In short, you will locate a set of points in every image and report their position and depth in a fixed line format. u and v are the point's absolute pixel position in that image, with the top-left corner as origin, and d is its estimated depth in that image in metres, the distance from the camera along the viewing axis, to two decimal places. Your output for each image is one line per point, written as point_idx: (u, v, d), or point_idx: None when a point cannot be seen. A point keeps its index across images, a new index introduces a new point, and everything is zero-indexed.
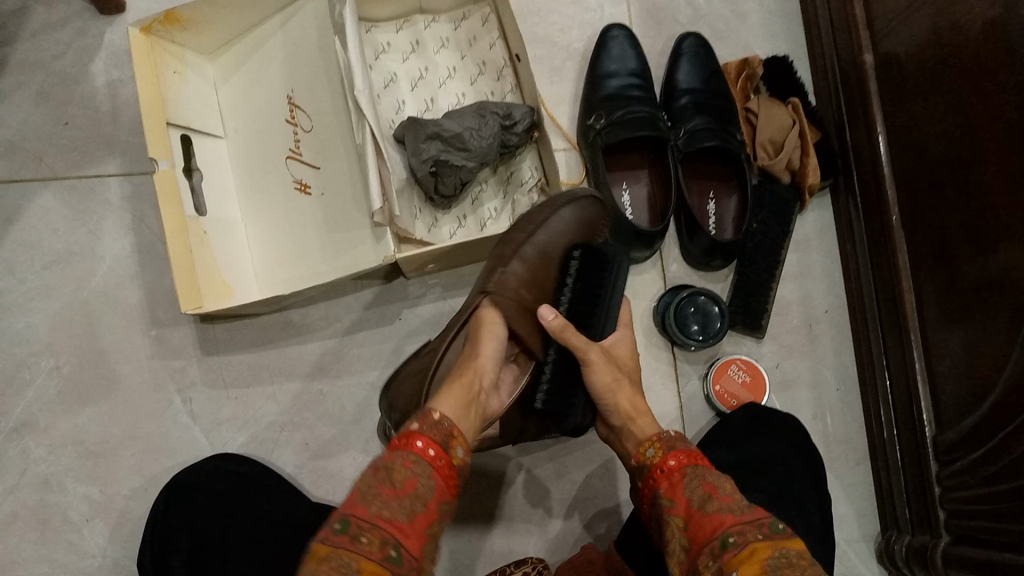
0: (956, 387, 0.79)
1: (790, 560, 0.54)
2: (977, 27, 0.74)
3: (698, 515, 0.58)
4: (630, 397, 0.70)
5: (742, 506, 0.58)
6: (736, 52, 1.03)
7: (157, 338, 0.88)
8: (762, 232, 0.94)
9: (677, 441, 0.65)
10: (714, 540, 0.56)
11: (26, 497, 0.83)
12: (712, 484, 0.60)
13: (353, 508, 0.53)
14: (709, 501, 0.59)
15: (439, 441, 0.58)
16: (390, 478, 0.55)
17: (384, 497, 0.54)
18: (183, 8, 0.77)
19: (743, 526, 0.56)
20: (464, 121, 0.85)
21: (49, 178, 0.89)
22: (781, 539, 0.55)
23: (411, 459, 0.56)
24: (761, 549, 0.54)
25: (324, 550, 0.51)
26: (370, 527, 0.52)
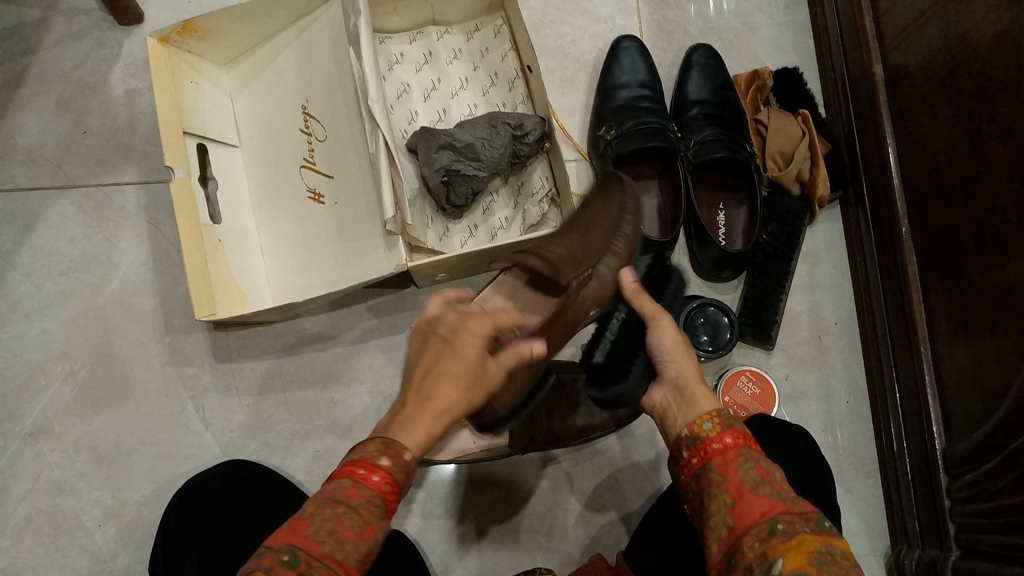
0: (968, 399, 0.80)
1: (836, 560, 0.49)
2: (987, 41, 0.74)
3: (748, 498, 0.53)
4: (694, 366, 0.64)
5: (794, 497, 0.54)
6: (746, 64, 1.03)
7: (170, 345, 0.88)
8: (771, 244, 0.95)
9: (736, 421, 0.59)
10: (763, 525, 0.51)
11: (39, 501, 0.84)
12: (764, 468, 0.55)
13: (304, 541, 0.45)
14: (761, 485, 0.54)
15: (398, 483, 0.50)
16: (348, 515, 0.47)
17: (338, 536, 0.46)
18: (200, 19, 0.78)
19: (794, 515, 0.52)
20: (476, 131, 0.86)
21: (66, 187, 0.90)
22: (830, 536, 0.51)
23: (373, 502, 0.49)
24: (809, 540, 0.50)
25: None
26: (320, 566, 0.45)
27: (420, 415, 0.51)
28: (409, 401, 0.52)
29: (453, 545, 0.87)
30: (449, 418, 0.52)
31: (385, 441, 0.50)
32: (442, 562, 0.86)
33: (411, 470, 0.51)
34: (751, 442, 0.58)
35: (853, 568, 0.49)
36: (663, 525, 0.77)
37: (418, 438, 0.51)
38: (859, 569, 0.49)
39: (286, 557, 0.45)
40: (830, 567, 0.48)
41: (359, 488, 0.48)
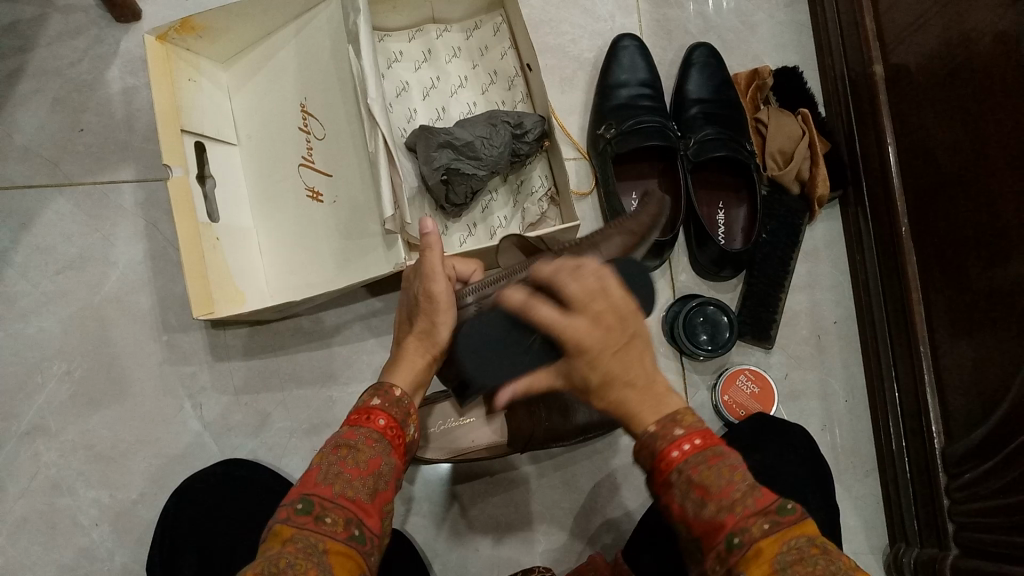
0: (967, 399, 0.79)
1: (802, 551, 0.45)
2: (987, 40, 0.74)
3: (698, 525, 0.48)
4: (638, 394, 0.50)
5: (743, 494, 0.47)
6: (746, 63, 1.03)
7: (168, 343, 0.88)
8: (771, 243, 0.95)
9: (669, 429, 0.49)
10: (720, 550, 0.46)
11: (36, 500, 0.84)
12: (702, 482, 0.48)
13: (315, 486, 0.49)
14: (704, 505, 0.47)
15: (397, 419, 0.56)
16: (351, 457, 0.52)
17: (345, 476, 0.51)
18: (198, 16, 0.78)
19: (747, 521, 0.46)
20: (475, 130, 0.86)
21: (63, 185, 0.89)
22: (789, 527, 0.46)
23: (373, 438, 0.54)
24: (767, 546, 0.45)
25: (288, 532, 0.47)
26: (334, 506, 0.49)
27: (414, 353, 0.60)
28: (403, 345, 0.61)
29: (452, 544, 0.86)
30: (433, 350, 0.60)
31: (375, 386, 0.58)
32: (440, 561, 0.86)
33: (407, 410, 0.58)
34: (684, 446, 0.49)
35: (822, 555, 0.45)
36: (662, 525, 0.76)
37: (405, 377, 0.59)
38: (828, 554, 0.45)
39: (301, 505, 0.49)
40: (794, 569, 0.44)
41: (356, 431, 0.53)
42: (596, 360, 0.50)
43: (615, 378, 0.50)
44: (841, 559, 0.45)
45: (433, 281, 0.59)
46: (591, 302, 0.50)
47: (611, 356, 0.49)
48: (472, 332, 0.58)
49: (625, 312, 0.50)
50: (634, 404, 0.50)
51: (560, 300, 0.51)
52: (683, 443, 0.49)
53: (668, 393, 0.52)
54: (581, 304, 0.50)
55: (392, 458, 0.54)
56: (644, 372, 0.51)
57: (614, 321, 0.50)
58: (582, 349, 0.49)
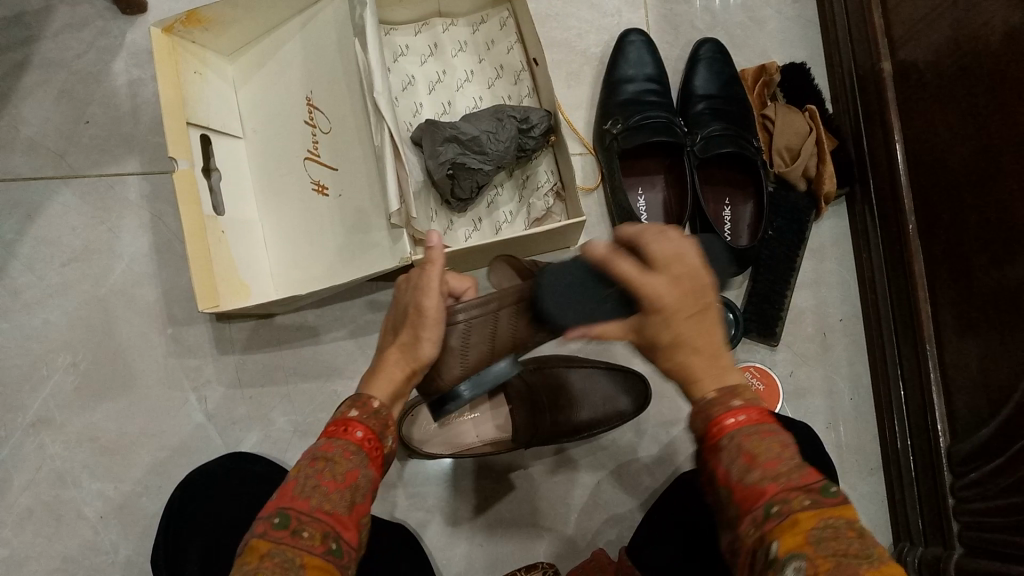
0: (973, 398, 0.79)
1: (839, 531, 0.42)
2: (997, 38, 0.74)
3: (739, 491, 0.46)
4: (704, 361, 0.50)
5: (790, 469, 0.46)
6: (753, 58, 1.03)
7: (173, 336, 0.88)
8: (777, 240, 0.95)
9: (728, 397, 0.49)
10: (757, 516, 0.45)
11: (41, 492, 0.84)
12: (751, 449, 0.47)
13: (292, 499, 0.48)
14: (748, 472, 0.46)
15: (376, 432, 0.54)
16: (329, 469, 0.50)
17: (323, 489, 0.49)
18: (204, 9, 0.77)
19: (787, 492, 0.45)
20: (481, 124, 0.85)
21: (69, 177, 0.89)
22: (831, 505, 0.43)
23: (350, 450, 0.52)
24: (803, 516, 0.43)
25: (264, 548, 0.46)
26: (311, 520, 0.48)
27: (395, 364, 0.55)
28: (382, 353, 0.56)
29: (455, 538, 0.87)
30: (416, 365, 0.55)
31: (354, 398, 0.55)
32: (443, 555, 0.86)
33: (385, 420, 0.55)
34: (740, 415, 0.49)
35: (859, 538, 0.42)
36: (666, 522, 0.76)
37: (385, 387, 0.55)
38: (864, 538, 0.42)
39: (277, 519, 0.48)
40: (827, 544, 0.41)
41: (334, 442, 0.52)
42: (673, 320, 0.49)
43: (684, 341, 0.50)
44: (880, 551, 0.42)
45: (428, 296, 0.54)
46: (670, 263, 0.49)
47: (684, 322, 0.49)
48: (554, 283, 0.55)
49: (702, 281, 0.49)
50: (699, 371, 0.50)
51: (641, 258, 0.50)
52: (739, 412, 0.49)
53: (731, 366, 0.51)
54: (660, 263, 0.49)
55: (370, 470, 0.52)
56: (711, 341, 0.50)
57: (689, 288, 0.49)
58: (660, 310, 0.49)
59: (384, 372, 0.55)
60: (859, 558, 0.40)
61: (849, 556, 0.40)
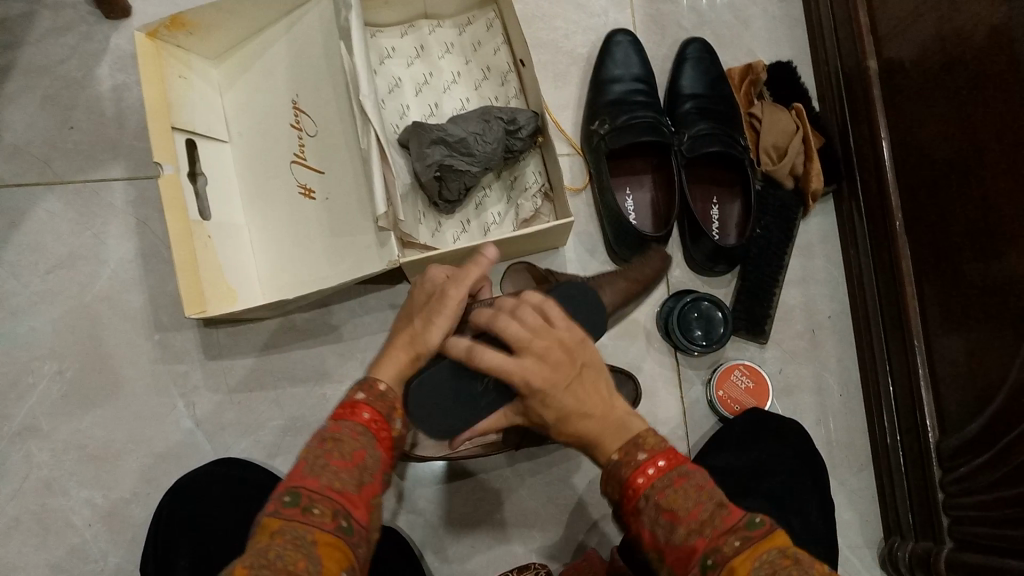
0: (961, 393, 0.79)
1: (775, 564, 0.43)
2: (981, 34, 0.74)
3: (671, 552, 0.46)
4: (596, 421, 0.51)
5: (710, 515, 0.46)
6: (740, 57, 1.03)
7: (161, 342, 0.88)
8: (765, 238, 0.95)
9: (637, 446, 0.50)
10: (694, 573, 0.45)
11: (29, 501, 0.83)
12: (670, 506, 0.47)
13: (301, 478, 0.48)
14: (672, 530, 0.46)
15: (383, 414, 0.54)
16: (337, 448, 0.50)
17: (332, 468, 0.49)
18: (189, 13, 0.77)
19: (715, 540, 0.45)
20: (469, 126, 0.85)
21: (53, 183, 0.89)
22: (760, 541, 0.45)
23: (358, 431, 0.52)
24: (739, 564, 0.44)
25: (276, 525, 0.46)
26: (321, 497, 0.48)
27: (400, 348, 0.57)
28: (389, 340, 0.58)
29: (447, 541, 0.86)
30: (421, 351, 0.56)
31: (365, 381, 0.55)
32: (435, 558, 0.86)
33: (393, 403, 0.55)
34: (648, 470, 0.49)
35: (795, 565, 0.43)
36: None
37: (393, 370, 0.56)
38: (801, 564, 0.43)
39: (288, 498, 0.48)
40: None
41: (342, 422, 0.52)
42: (555, 393, 0.50)
43: (569, 408, 0.51)
44: (815, 568, 0.43)
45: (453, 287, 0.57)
46: (535, 341, 0.50)
47: (565, 393, 0.50)
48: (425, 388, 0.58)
49: (573, 343, 0.52)
50: (595, 433, 0.51)
51: (507, 343, 0.51)
52: (648, 466, 0.49)
53: (626, 416, 0.52)
54: (526, 344, 0.50)
55: (378, 450, 0.52)
56: (600, 399, 0.52)
57: (563, 357, 0.51)
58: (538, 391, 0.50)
59: (388, 357, 0.56)
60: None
61: None
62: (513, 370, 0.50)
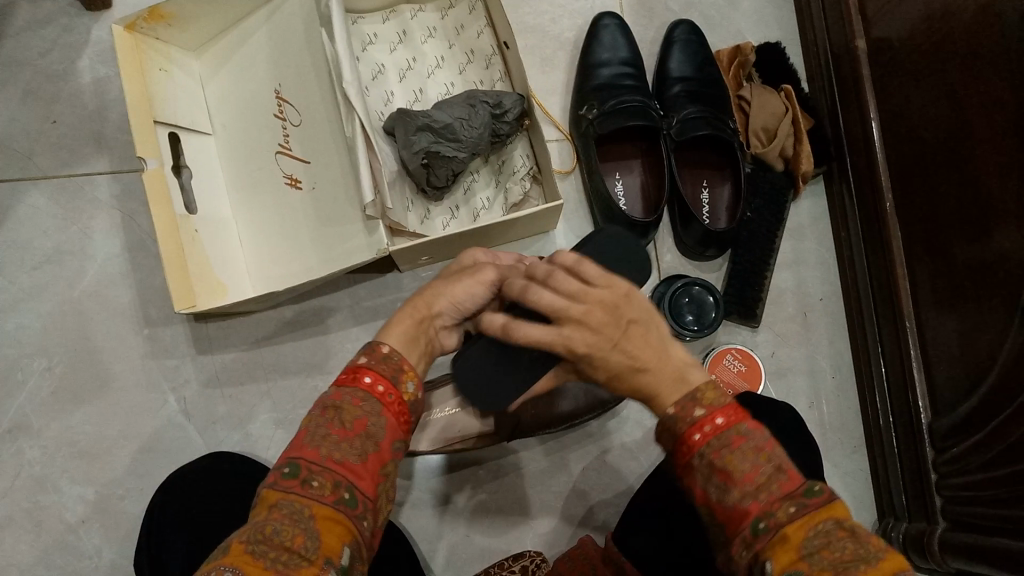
0: (953, 373, 0.79)
1: (830, 536, 0.44)
2: (969, 11, 0.73)
3: (722, 510, 0.47)
4: (656, 375, 0.51)
5: (768, 480, 0.47)
6: (728, 39, 1.02)
7: (150, 337, 0.87)
8: (755, 221, 0.95)
9: (710, 395, 0.50)
10: (745, 536, 0.46)
11: (20, 498, 0.83)
12: (725, 466, 0.47)
13: (301, 450, 0.48)
14: (727, 491, 0.47)
15: (389, 377, 0.52)
16: (338, 417, 0.49)
17: (333, 438, 0.49)
18: (166, 4, 0.76)
19: (771, 506, 0.46)
20: (454, 111, 0.84)
21: (38, 178, 0.88)
22: (815, 510, 0.45)
23: (360, 397, 0.51)
24: (792, 531, 0.45)
25: (274, 498, 0.46)
26: (321, 470, 0.47)
27: (405, 318, 0.56)
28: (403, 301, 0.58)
29: (442, 530, 0.86)
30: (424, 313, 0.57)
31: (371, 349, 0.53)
32: (430, 548, 0.86)
33: (399, 364, 0.53)
34: (706, 427, 0.49)
35: (850, 540, 0.44)
36: (650, 506, 0.76)
37: (397, 335, 0.55)
38: (857, 537, 0.44)
39: (288, 469, 0.48)
40: (821, 558, 0.43)
41: (342, 390, 0.50)
42: (596, 348, 0.50)
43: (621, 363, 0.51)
44: (871, 542, 0.44)
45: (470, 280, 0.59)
46: (577, 303, 0.50)
47: (611, 352, 0.51)
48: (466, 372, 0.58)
49: (611, 301, 0.50)
50: (652, 387, 0.51)
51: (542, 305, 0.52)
52: (705, 423, 0.49)
53: (687, 367, 0.52)
54: (563, 310, 0.50)
55: (384, 416, 0.51)
56: (654, 351, 0.51)
57: (612, 314, 0.50)
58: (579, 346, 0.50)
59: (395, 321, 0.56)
60: (855, 564, 0.43)
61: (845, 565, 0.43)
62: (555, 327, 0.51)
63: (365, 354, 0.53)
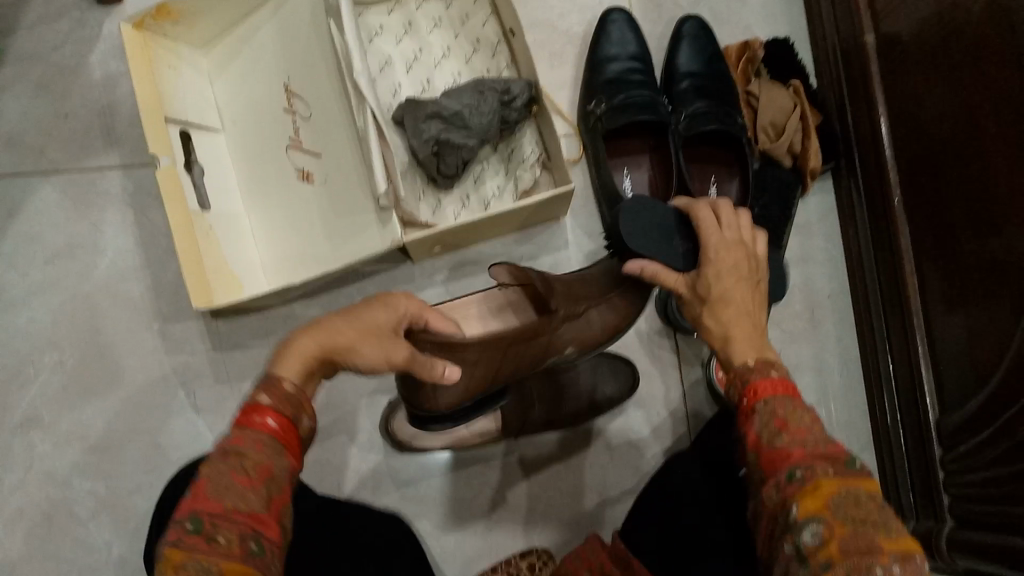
0: (961, 370, 0.79)
1: (859, 500, 0.45)
2: (980, 12, 0.73)
3: (768, 455, 0.50)
4: (749, 333, 0.58)
5: (820, 441, 0.50)
6: (736, 34, 1.02)
7: (161, 331, 0.88)
8: (764, 216, 0.94)
9: (782, 370, 0.56)
10: (780, 480, 0.48)
11: (33, 490, 0.84)
12: (783, 417, 0.51)
13: (203, 501, 0.46)
14: (779, 436, 0.51)
15: (289, 418, 0.51)
16: (242, 464, 0.47)
17: (237, 487, 0.47)
18: (172, 2, 0.76)
19: (813, 459, 0.48)
20: (463, 98, 0.85)
21: (49, 173, 0.88)
22: (853, 476, 0.47)
23: (262, 441, 0.49)
24: (825, 481, 0.46)
25: (178, 557, 0.43)
26: (226, 522, 0.45)
27: (305, 347, 0.54)
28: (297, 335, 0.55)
29: (449, 525, 0.87)
30: (326, 357, 0.55)
31: (262, 383, 0.52)
32: (439, 544, 0.86)
33: (299, 403, 0.52)
34: (776, 387, 0.54)
35: (876, 506, 0.45)
36: (655, 500, 0.76)
37: (295, 368, 0.53)
38: (883, 508, 0.45)
39: (191, 524, 0.45)
40: (844, 508, 0.45)
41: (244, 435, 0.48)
42: (722, 271, 0.61)
43: (728, 296, 0.60)
44: (895, 521, 0.45)
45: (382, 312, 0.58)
46: (732, 243, 0.63)
47: (735, 286, 0.60)
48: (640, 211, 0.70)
49: (751, 257, 0.63)
50: (737, 338, 0.58)
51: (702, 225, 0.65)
52: (772, 383, 0.54)
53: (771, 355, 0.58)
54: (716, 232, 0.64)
55: (286, 458, 0.49)
56: (754, 316, 0.60)
57: (744, 253, 0.63)
58: (713, 259, 0.62)
59: (294, 348, 0.54)
60: (875, 525, 0.44)
61: (865, 521, 0.44)
62: (711, 238, 0.63)
63: (262, 391, 0.51)
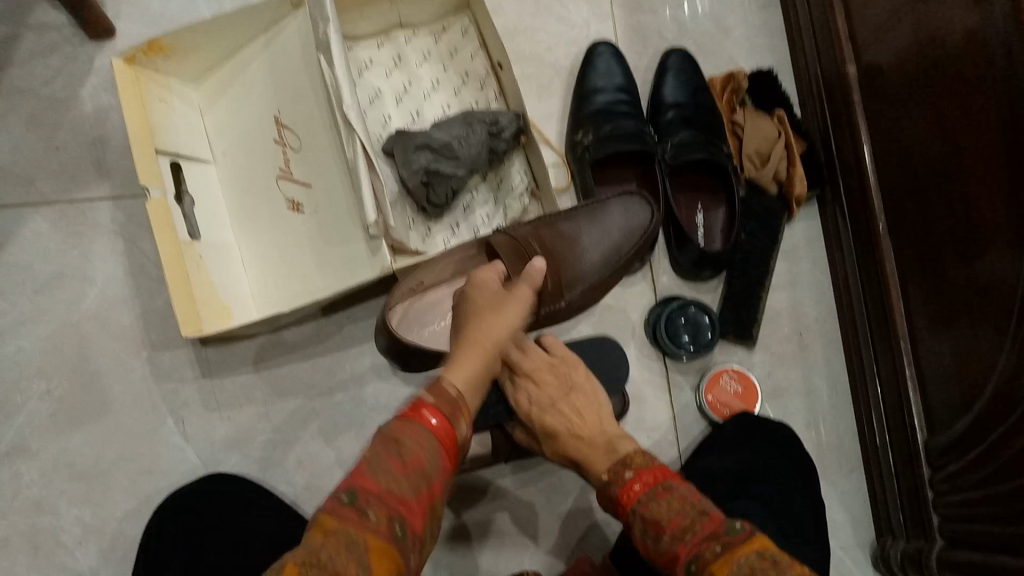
0: (946, 390, 0.80)
1: (753, 564, 0.49)
2: (957, 38, 0.75)
3: (663, 557, 0.55)
4: (591, 447, 0.65)
5: (696, 520, 0.54)
6: (720, 65, 1.04)
7: (150, 360, 0.87)
8: (750, 243, 0.95)
9: (647, 460, 0.61)
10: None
11: (17, 522, 0.83)
12: (655, 518, 0.56)
13: (361, 480, 0.49)
14: (662, 537, 0.55)
15: (449, 417, 0.55)
16: (401, 452, 0.51)
17: (393, 473, 0.50)
18: (165, 37, 0.78)
19: (698, 547, 0.53)
20: (452, 130, 0.87)
21: (40, 203, 0.89)
22: (737, 545, 0.51)
23: (424, 437, 0.53)
24: (717, 565, 0.50)
25: (330, 524, 0.47)
26: (378, 503, 0.48)
27: (467, 359, 0.60)
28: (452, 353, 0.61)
29: (442, 550, 0.86)
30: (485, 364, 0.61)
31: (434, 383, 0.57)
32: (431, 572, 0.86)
33: (459, 406, 0.56)
34: (642, 483, 0.59)
35: (771, 565, 0.48)
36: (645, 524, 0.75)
37: (463, 378, 0.58)
38: (777, 563, 0.49)
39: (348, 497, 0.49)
40: None
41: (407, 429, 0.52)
42: (551, 424, 0.67)
43: (565, 436, 0.66)
44: (791, 566, 0.48)
45: (482, 305, 0.64)
46: (547, 400, 0.67)
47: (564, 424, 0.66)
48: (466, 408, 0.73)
49: (577, 403, 0.68)
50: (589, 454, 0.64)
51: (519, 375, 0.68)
52: (635, 484, 0.59)
53: (620, 442, 0.65)
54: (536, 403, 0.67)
55: (438, 453, 0.53)
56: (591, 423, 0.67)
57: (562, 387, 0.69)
58: (546, 421, 0.67)
59: (461, 362, 0.60)
60: None
61: None
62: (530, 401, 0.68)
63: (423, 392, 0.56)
